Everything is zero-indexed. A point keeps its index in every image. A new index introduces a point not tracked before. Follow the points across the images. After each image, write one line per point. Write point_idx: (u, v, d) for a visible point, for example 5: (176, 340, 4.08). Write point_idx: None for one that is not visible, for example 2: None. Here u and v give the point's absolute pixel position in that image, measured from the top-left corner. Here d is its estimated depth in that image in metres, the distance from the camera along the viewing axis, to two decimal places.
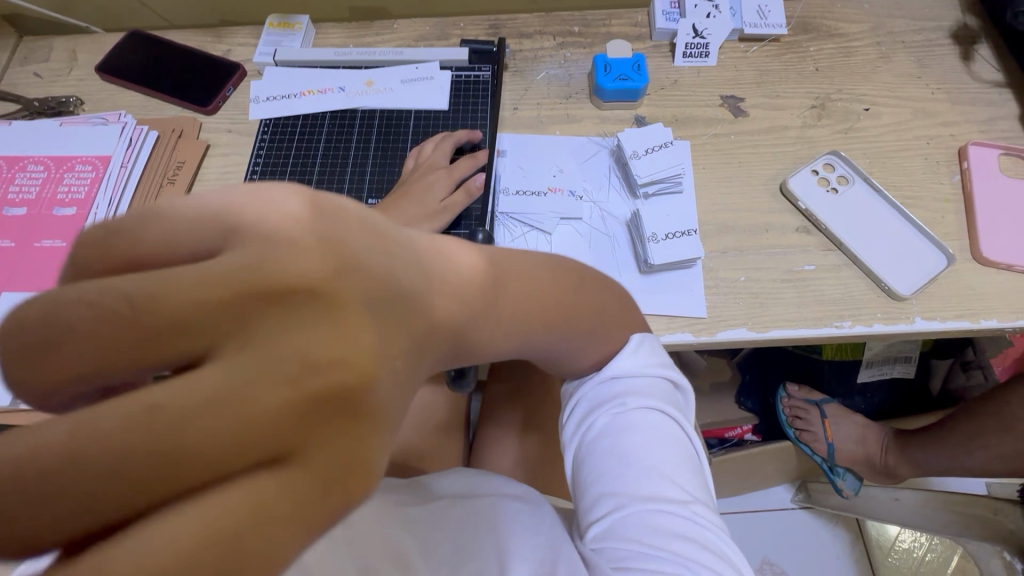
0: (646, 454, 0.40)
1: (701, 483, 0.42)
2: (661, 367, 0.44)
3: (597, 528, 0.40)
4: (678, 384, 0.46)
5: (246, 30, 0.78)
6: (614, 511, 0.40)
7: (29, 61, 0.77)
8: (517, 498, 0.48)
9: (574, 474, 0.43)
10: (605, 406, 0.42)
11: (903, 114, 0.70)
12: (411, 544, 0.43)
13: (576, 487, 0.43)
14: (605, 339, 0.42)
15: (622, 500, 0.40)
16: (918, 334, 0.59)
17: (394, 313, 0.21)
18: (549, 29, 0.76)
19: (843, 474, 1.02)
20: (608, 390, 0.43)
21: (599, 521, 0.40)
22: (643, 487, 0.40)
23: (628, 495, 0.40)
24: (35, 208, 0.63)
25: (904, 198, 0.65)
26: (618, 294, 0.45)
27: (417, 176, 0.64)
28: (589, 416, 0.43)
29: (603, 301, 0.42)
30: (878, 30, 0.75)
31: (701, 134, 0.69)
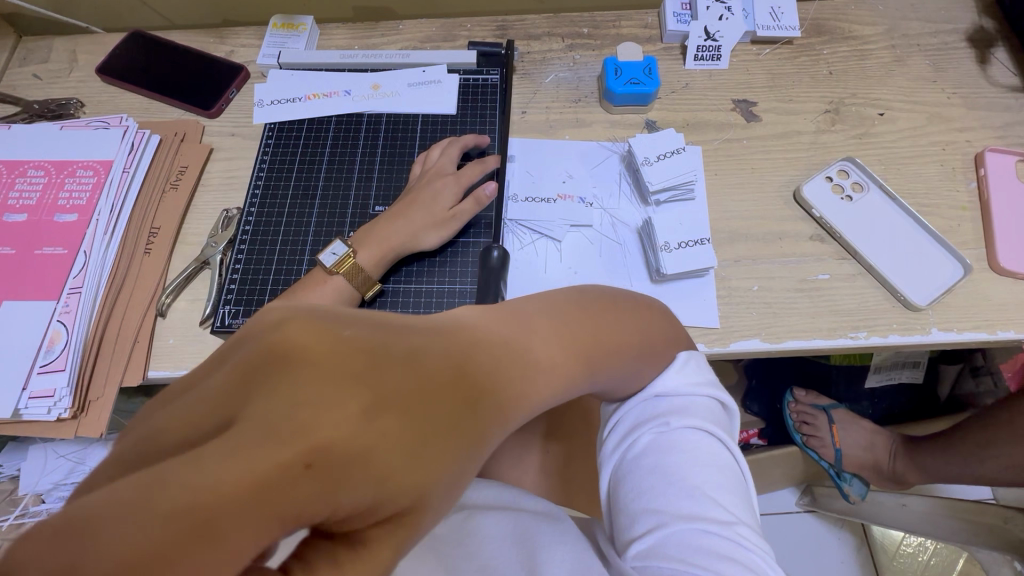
0: (691, 472, 0.40)
1: (745, 505, 0.41)
2: (707, 387, 0.45)
3: (637, 545, 0.39)
4: (724, 404, 0.46)
5: (249, 31, 0.77)
6: (657, 528, 0.39)
7: (29, 62, 0.76)
8: (546, 517, 0.46)
9: (613, 492, 0.43)
10: (649, 418, 0.43)
11: (918, 119, 0.69)
12: (434, 557, 0.42)
13: (616, 503, 0.43)
14: (648, 365, 0.43)
15: (665, 518, 0.39)
16: (933, 345, 0.58)
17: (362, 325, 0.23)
18: (558, 31, 0.75)
19: (850, 480, 1.01)
20: (651, 408, 0.43)
21: (639, 538, 0.40)
22: (687, 501, 0.39)
23: (670, 510, 0.39)
24: (36, 214, 0.62)
25: (920, 206, 0.64)
26: (658, 312, 0.46)
27: (425, 181, 0.62)
28: (632, 433, 0.43)
29: (647, 327, 0.43)
30: (893, 32, 0.74)
31: (714, 139, 0.68)
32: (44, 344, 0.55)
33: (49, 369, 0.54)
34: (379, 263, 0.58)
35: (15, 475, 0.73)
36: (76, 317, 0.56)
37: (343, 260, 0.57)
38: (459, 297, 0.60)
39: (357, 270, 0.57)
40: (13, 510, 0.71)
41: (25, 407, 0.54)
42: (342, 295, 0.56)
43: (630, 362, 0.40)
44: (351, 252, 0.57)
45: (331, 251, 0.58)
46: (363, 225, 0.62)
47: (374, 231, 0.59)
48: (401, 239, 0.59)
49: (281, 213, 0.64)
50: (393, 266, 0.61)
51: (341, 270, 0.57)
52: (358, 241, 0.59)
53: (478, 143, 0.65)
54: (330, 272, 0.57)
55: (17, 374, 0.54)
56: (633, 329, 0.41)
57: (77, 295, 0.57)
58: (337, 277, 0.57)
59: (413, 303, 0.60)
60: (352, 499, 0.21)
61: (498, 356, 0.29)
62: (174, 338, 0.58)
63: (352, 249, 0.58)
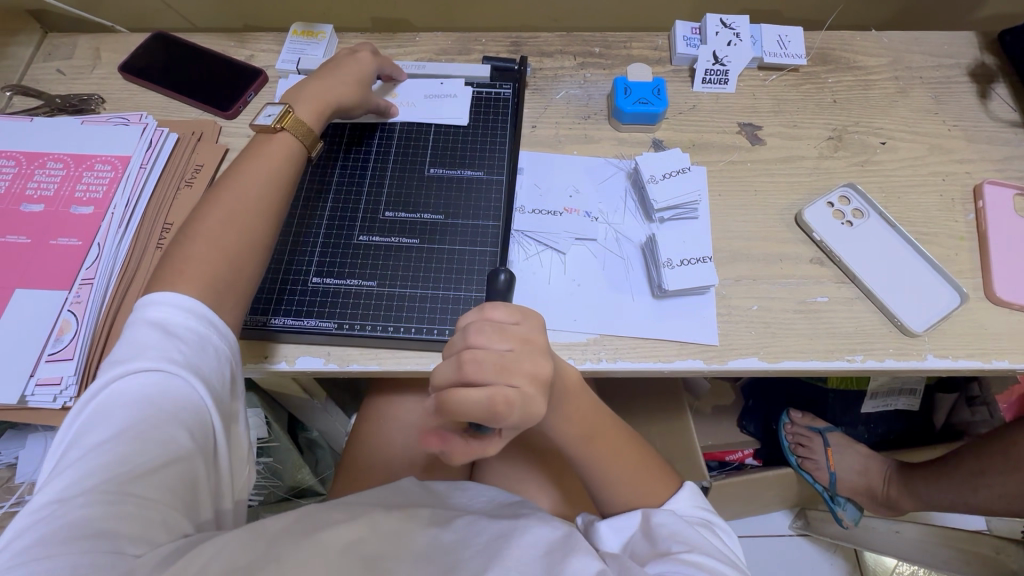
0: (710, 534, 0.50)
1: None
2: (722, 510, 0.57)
3: (683, 556, 0.46)
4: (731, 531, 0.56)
5: (269, 37, 0.78)
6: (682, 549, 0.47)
7: (52, 57, 0.77)
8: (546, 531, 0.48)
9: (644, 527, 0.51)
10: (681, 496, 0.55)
11: (920, 149, 0.70)
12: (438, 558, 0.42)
13: (652, 531, 0.50)
14: (638, 487, 0.55)
15: (691, 545, 0.47)
16: (928, 371, 0.59)
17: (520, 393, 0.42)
18: (570, 49, 0.77)
19: (844, 504, 1.00)
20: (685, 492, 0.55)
21: (681, 553, 0.46)
22: (711, 543, 0.49)
23: (704, 545, 0.48)
24: (53, 205, 0.63)
25: (919, 234, 0.65)
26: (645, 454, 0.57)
27: (338, 57, 0.66)
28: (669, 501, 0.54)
29: (643, 462, 0.56)
30: (896, 64, 0.76)
31: (718, 159, 0.69)
32: (52, 333, 0.56)
33: (56, 358, 0.55)
34: (316, 119, 0.61)
35: (12, 463, 0.73)
36: (86, 307, 0.57)
37: (282, 117, 0.59)
38: (464, 307, 0.59)
39: (300, 125, 0.60)
40: (9, 498, 0.71)
41: (31, 394, 0.54)
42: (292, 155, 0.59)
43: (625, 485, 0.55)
44: (289, 108, 0.59)
45: (266, 114, 0.59)
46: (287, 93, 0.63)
47: (305, 92, 0.62)
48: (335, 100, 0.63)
49: (293, 214, 0.64)
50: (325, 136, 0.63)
51: (284, 124, 0.59)
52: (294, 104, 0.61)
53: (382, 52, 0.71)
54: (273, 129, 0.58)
55: (24, 362, 0.55)
56: (632, 454, 0.56)
57: (89, 286, 0.58)
58: (284, 132, 0.59)
59: (417, 305, 0.59)
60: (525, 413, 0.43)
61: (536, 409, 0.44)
62: None
63: (287, 107, 0.60)
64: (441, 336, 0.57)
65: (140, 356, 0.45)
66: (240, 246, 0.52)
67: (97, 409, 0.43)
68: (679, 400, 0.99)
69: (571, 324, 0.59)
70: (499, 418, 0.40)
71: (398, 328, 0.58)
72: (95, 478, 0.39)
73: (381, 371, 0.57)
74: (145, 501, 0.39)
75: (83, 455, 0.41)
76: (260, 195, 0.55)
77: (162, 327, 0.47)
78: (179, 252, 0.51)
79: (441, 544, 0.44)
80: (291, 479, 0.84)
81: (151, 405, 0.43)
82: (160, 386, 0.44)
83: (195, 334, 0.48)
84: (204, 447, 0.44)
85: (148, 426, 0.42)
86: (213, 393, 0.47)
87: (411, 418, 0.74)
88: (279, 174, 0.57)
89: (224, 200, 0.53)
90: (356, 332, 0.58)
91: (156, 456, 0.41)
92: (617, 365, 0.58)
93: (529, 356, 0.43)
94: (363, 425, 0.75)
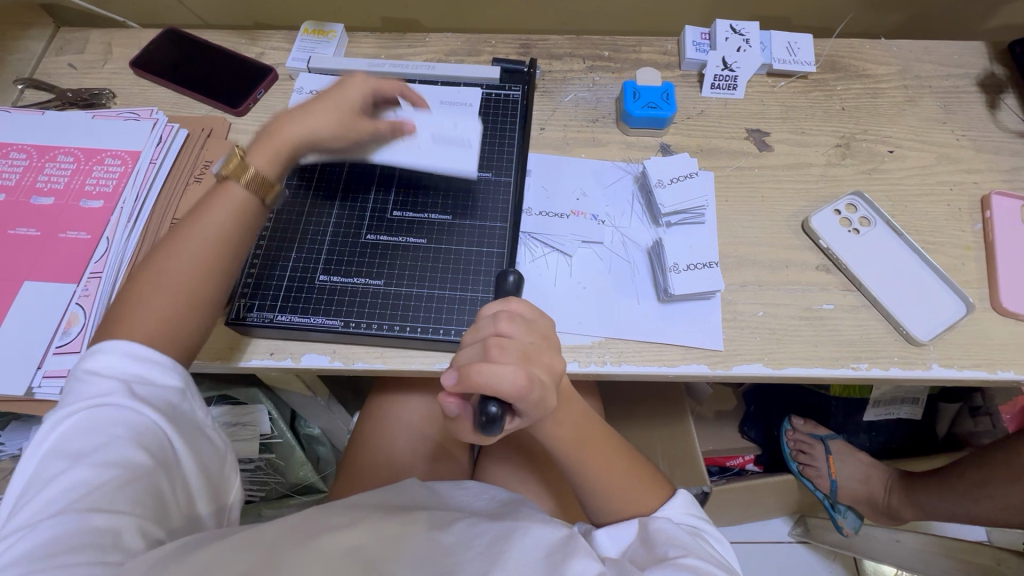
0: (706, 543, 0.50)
1: None
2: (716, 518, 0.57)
3: (680, 561, 0.46)
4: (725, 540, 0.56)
5: (279, 34, 0.79)
6: (678, 555, 0.47)
7: (64, 52, 0.78)
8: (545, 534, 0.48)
9: (641, 533, 0.51)
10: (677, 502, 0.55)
11: (927, 158, 0.70)
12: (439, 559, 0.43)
13: (649, 537, 0.50)
14: (632, 498, 0.55)
15: (687, 551, 0.47)
16: (933, 381, 0.58)
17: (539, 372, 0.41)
18: (579, 52, 0.77)
19: (844, 512, 1.01)
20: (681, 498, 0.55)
21: (678, 558, 0.46)
22: (708, 549, 0.49)
23: (700, 551, 0.48)
24: (63, 198, 0.63)
25: (926, 243, 0.65)
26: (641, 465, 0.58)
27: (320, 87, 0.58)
28: (666, 507, 0.54)
29: (639, 473, 0.57)
30: (905, 73, 0.76)
31: (726, 165, 0.69)
32: (61, 326, 0.56)
33: (65, 350, 0.55)
34: (275, 165, 0.53)
35: (16, 454, 0.73)
36: (94, 300, 0.57)
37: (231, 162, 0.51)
38: (470, 307, 0.59)
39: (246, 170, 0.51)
40: None
41: (38, 386, 0.54)
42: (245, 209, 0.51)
43: (615, 499, 0.55)
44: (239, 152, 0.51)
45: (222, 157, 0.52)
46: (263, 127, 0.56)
47: (270, 133, 0.53)
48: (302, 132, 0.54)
49: (301, 210, 0.64)
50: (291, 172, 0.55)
51: (231, 172, 0.51)
52: (254, 147, 0.53)
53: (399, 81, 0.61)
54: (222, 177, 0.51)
55: (31, 354, 0.55)
56: (625, 465, 0.56)
57: (98, 279, 0.59)
58: (232, 181, 0.51)
59: (424, 305, 0.59)
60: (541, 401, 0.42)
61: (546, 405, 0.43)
62: None
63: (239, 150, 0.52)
64: (447, 335, 0.58)
65: (91, 381, 0.44)
66: (183, 304, 0.48)
67: (47, 443, 0.42)
68: (681, 405, 0.99)
69: (577, 327, 0.60)
70: (518, 402, 0.40)
71: (403, 327, 0.58)
72: (59, 503, 0.39)
73: (387, 370, 0.58)
74: (112, 523, 0.39)
75: (44, 481, 0.40)
76: (204, 252, 0.49)
77: (104, 356, 0.45)
78: (118, 318, 0.46)
79: (441, 545, 0.45)
80: (294, 476, 0.84)
81: (106, 429, 0.42)
82: (107, 414, 0.43)
83: (139, 358, 0.45)
84: (167, 464, 0.44)
85: (104, 449, 0.41)
86: (168, 410, 0.45)
87: (412, 417, 0.74)
88: (219, 224, 0.50)
89: (160, 259, 0.48)
90: (360, 329, 0.58)
91: (120, 476, 0.41)
92: (621, 368, 0.58)
93: (547, 349, 0.43)
94: (365, 424, 0.76)
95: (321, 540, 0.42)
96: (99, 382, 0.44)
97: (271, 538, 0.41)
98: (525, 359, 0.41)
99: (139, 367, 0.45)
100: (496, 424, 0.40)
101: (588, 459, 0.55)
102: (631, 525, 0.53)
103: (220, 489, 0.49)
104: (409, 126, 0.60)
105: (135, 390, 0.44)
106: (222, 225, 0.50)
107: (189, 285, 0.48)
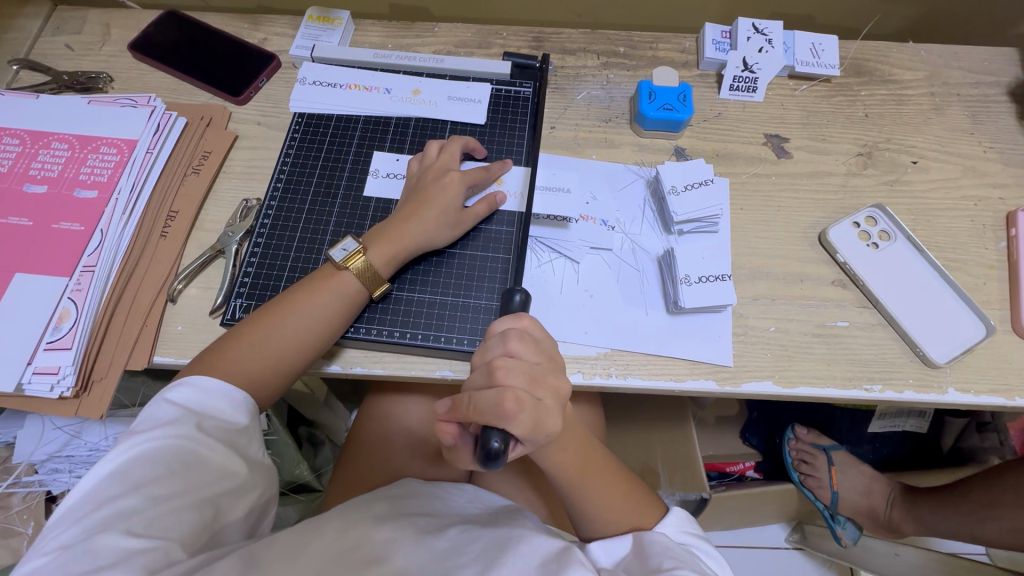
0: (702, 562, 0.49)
1: None
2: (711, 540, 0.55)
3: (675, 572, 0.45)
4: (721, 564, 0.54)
5: (283, 20, 0.76)
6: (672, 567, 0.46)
7: (61, 31, 0.75)
8: (546, 544, 0.47)
9: (636, 547, 0.50)
10: (672, 517, 0.54)
11: (952, 171, 0.68)
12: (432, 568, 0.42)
13: (643, 549, 0.49)
14: (638, 517, 0.53)
15: (682, 563, 0.46)
16: (948, 405, 0.57)
17: (540, 396, 0.39)
18: (594, 48, 0.74)
19: (843, 523, 0.99)
20: (676, 515, 0.54)
21: (673, 569, 0.46)
22: (704, 567, 0.48)
23: (697, 567, 0.47)
24: (56, 187, 0.61)
25: (947, 260, 0.63)
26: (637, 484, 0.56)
27: (429, 180, 0.59)
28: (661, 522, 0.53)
29: (636, 491, 0.55)
30: (933, 79, 0.73)
31: (742, 171, 0.67)
32: (52, 321, 0.55)
33: (55, 347, 0.54)
34: (389, 262, 0.55)
35: (10, 442, 0.73)
36: (87, 296, 0.56)
37: (353, 255, 0.54)
38: (474, 314, 0.57)
39: (366, 267, 0.54)
40: (6, 477, 0.72)
41: (28, 382, 0.53)
42: (351, 296, 0.54)
43: (602, 514, 0.53)
44: (362, 249, 0.54)
45: (341, 247, 0.55)
46: (374, 224, 0.59)
47: (386, 231, 0.56)
48: (414, 240, 0.56)
49: (301, 208, 0.62)
50: (400, 269, 0.58)
51: (349, 265, 0.54)
52: (372, 238, 0.56)
53: (478, 148, 0.63)
54: (339, 267, 0.54)
55: (22, 350, 0.54)
56: (623, 485, 0.55)
57: (90, 274, 0.57)
58: (347, 272, 0.54)
59: (425, 311, 0.57)
60: (544, 427, 0.39)
61: (550, 431, 0.40)
62: (182, 325, 0.57)
63: (362, 246, 0.55)
64: (448, 345, 0.56)
65: (159, 407, 0.46)
66: (264, 372, 0.51)
67: (107, 465, 0.43)
68: (684, 410, 0.98)
69: (581, 337, 0.58)
70: (509, 421, 0.38)
71: (402, 333, 0.56)
72: (108, 521, 0.40)
73: (384, 376, 0.56)
74: (153, 546, 0.39)
75: (99, 500, 0.41)
76: (299, 336, 0.52)
77: (187, 382, 0.47)
78: (210, 369, 0.49)
79: (434, 552, 0.44)
80: (288, 475, 0.82)
81: (163, 451, 0.43)
82: (170, 442, 0.44)
83: (207, 392, 0.47)
84: (219, 493, 0.44)
85: (160, 475, 0.42)
86: (227, 442, 0.46)
87: (410, 420, 0.73)
88: (324, 307, 0.53)
89: (263, 326, 0.52)
90: (357, 335, 0.56)
91: (168, 502, 0.42)
92: (627, 382, 0.56)
93: (554, 371, 0.41)
94: (363, 423, 0.74)
95: (310, 553, 0.42)
96: (166, 409, 0.46)
97: (263, 554, 0.41)
98: (530, 382, 0.39)
99: (211, 392, 0.47)
100: (498, 460, 0.37)
101: (590, 481, 0.53)
102: (626, 538, 0.51)
103: (259, 521, 0.49)
104: (500, 199, 0.60)
105: (199, 417, 0.46)
106: (324, 310, 0.53)
107: (283, 354, 0.51)
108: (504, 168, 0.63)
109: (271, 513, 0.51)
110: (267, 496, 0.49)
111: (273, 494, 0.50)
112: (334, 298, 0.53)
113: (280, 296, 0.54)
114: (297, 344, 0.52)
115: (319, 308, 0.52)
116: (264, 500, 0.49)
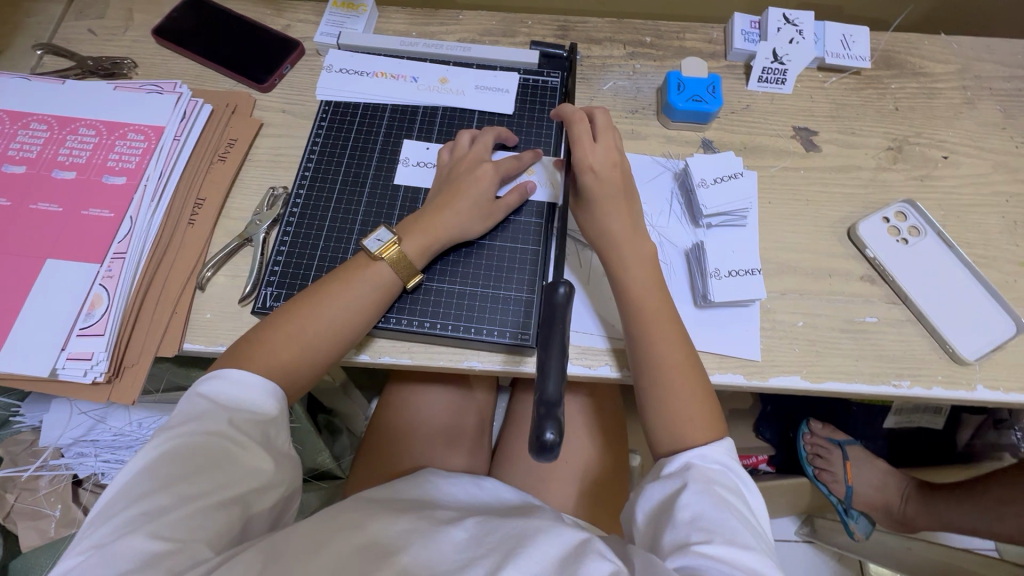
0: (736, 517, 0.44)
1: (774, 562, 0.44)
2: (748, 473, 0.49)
3: (702, 550, 0.42)
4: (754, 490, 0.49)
5: (307, 6, 0.75)
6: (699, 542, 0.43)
7: (84, 16, 0.74)
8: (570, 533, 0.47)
9: (663, 503, 0.47)
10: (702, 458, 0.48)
11: (983, 166, 0.67)
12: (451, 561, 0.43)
13: (669, 508, 0.46)
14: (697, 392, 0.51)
15: (711, 536, 0.43)
16: (977, 402, 0.57)
17: None
18: (620, 37, 0.74)
19: (857, 517, 0.98)
20: (708, 458, 0.48)
21: (701, 544, 0.42)
22: (740, 519, 0.45)
23: (727, 528, 0.43)
24: (84, 173, 0.61)
25: (978, 257, 0.62)
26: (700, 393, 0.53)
27: (462, 171, 0.59)
28: (690, 466, 0.47)
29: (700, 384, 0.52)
30: (965, 73, 0.72)
31: (771, 165, 0.66)
32: (84, 307, 0.55)
33: (88, 333, 0.54)
34: (423, 252, 0.55)
35: (37, 426, 0.73)
36: (118, 282, 0.56)
37: (388, 247, 0.55)
38: (503, 305, 0.57)
39: (401, 258, 0.54)
40: (34, 460, 0.73)
41: (62, 367, 0.53)
42: (384, 288, 0.54)
43: (675, 383, 0.51)
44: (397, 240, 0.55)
45: (375, 237, 0.55)
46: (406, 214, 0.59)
47: (419, 222, 0.56)
48: (448, 231, 0.56)
49: (329, 197, 0.62)
50: (433, 260, 0.58)
51: (384, 255, 0.54)
52: (406, 229, 0.56)
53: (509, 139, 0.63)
54: (374, 257, 0.54)
55: (54, 335, 0.54)
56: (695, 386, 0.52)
57: (121, 260, 0.57)
58: (382, 263, 0.54)
59: (455, 303, 0.57)
60: None
61: None
62: (212, 313, 0.57)
63: (397, 237, 0.55)
64: (478, 336, 0.56)
65: (192, 402, 0.46)
66: (299, 361, 0.51)
67: (139, 461, 0.43)
68: None
69: (609, 328, 0.58)
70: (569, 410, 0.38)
71: (432, 323, 0.56)
72: (136, 521, 0.40)
73: (412, 365, 0.57)
74: (179, 547, 0.40)
75: (128, 499, 0.42)
76: (332, 326, 0.52)
77: (219, 376, 0.48)
78: (246, 358, 0.50)
79: (454, 544, 0.45)
80: (310, 460, 0.83)
81: (192, 448, 0.44)
82: (200, 437, 0.44)
83: (239, 384, 0.48)
84: (245, 489, 0.44)
85: (188, 472, 0.43)
86: (256, 436, 0.46)
87: (432, 409, 0.74)
88: (359, 298, 0.53)
89: (298, 315, 0.52)
90: (387, 325, 0.56)
91: (194, 500, 0.42)
92: None
93: None
94: (383, 411, 0.74)
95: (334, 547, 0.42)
96: (198, 404, 0.46)
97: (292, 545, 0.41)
98: None
99: (241, 385, 0.48)
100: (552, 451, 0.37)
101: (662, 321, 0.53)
102: (655, 490, 0.48)
103: (282, 517, 0.49)
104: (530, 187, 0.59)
105: (228, 411, 0.46)
106: (357, 302, 0.53)
107: (315, 344, 0.51)
108: (535, 157, 0.63)
109: (294, 508, 0.51)
110: (291, 492, 0.49)
111: (298, 487, 0.51)
112: (370, 287, 0.53)
113: (314, 285, 0.54)
114: (330, 335, 0.52)
115: (351, 299, 0.52)
116: (289, 495, 0.49)
